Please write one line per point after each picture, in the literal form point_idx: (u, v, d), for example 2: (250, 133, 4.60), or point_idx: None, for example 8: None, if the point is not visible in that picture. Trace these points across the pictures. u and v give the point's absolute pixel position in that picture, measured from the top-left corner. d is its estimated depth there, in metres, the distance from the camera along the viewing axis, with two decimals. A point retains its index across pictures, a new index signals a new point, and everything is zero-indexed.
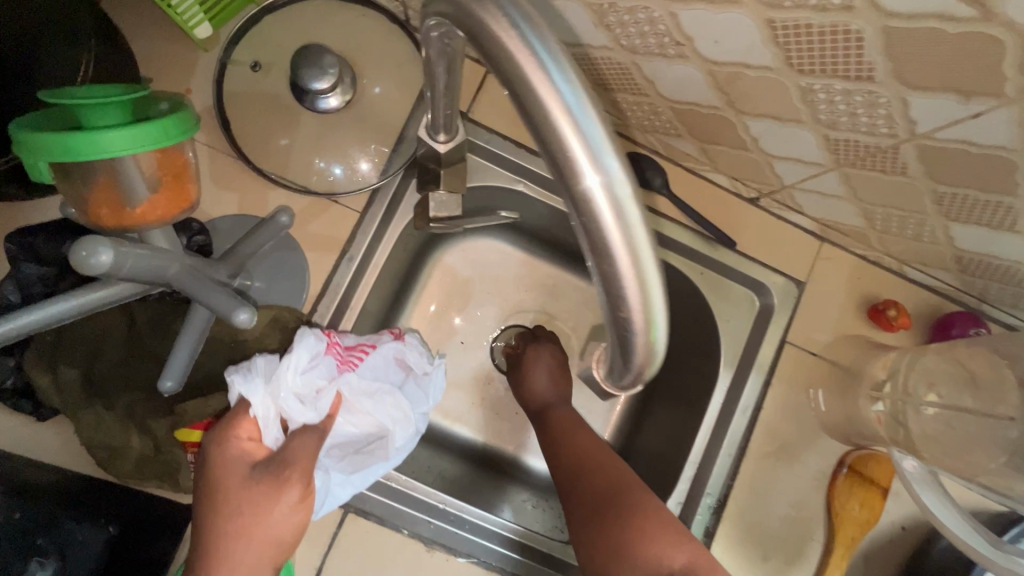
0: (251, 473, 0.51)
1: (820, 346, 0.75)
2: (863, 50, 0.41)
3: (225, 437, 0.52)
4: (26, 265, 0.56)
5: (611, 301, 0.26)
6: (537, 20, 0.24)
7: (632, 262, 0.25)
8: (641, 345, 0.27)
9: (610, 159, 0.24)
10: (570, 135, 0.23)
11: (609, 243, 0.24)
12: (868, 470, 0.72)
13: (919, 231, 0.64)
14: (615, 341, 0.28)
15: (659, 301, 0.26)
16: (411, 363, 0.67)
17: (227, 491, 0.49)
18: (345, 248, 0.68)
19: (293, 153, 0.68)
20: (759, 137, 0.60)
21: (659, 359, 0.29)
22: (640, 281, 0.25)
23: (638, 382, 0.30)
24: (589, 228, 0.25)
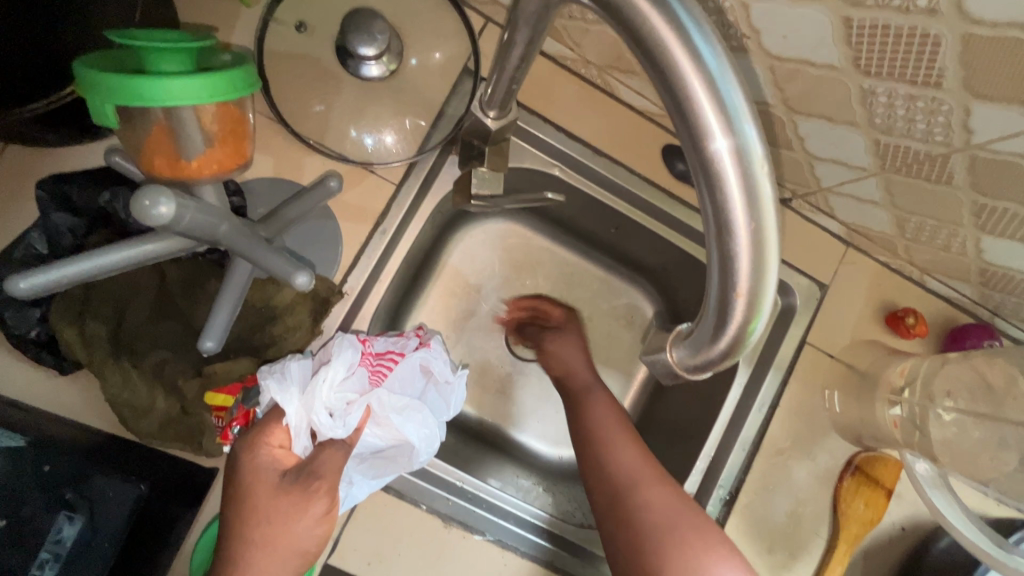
0: (280, 481, 0.53)
1: (838, 349, 0.77)
2: (936, 56, 0.42)
3: (258, 444, 0.53)
4: (58, 214, 0.54)
5: (722, 273, 0.27)
6: None
7: (752, 231, 0.26)
8: (740, 322, 0.28)
9: (744, 127, 0.25)
10: (707, 101, 0.24)
11: (730, 209, 0.25)
12: (876, 472, 0.74)
13: (949, 242, 0.65)
14: (708, 319, 0.29)
15: (769, 276, 0.27)
16: (435, 372, 0.65)
17: (258, 499, 0.51)
18: (379, 220, 0.67)
19: (332, 119, 0.66)
20: (806, 137, 0.61)
21: (749, 343, 0.29)
22: (756, 252, 0.26)
23: (720, 364, 0.30)
24: (714, 195, 0.25)
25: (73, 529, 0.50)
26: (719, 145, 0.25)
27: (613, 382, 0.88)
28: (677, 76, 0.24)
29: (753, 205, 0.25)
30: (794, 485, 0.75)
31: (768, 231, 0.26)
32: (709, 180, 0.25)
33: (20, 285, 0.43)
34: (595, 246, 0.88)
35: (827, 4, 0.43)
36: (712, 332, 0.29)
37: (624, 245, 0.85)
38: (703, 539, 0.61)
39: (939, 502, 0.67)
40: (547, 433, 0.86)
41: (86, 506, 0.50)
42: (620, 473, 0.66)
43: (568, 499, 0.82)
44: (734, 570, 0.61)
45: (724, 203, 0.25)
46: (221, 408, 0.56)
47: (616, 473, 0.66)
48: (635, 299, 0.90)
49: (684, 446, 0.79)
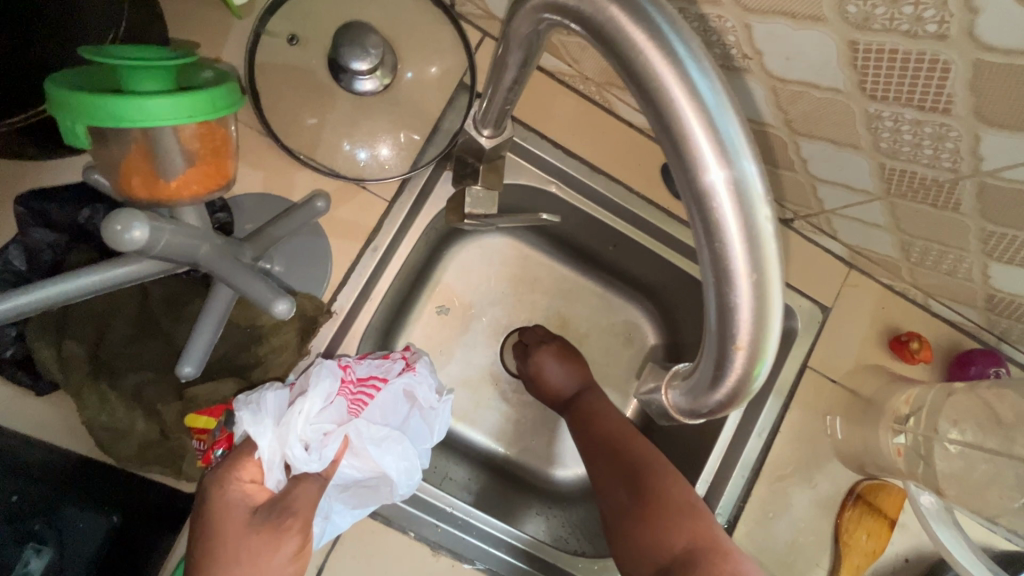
0: (252, 518, 0.50)
1: (840, 373, 0.75)
2: (945, 82, 0.40)
3: (227, 479, 0.50)
4: (35, 230, 0.52)
5: (721, 318, 0.25)
6: (675, 17, 0.23)
7: (753, 273, 0.24)
8: (740, 370, 0.26)
9: (743, 162, 0.23)
10: (702, 133, 0.23)
11: (728, 247, 0.23)
12: (879, 501, 0.72)
13: (955, 267, 0.63)
14: (708, 365, 0.27)
15: (773, 322, 0.25)
16: (420, 397, 0.63)
17: (226, 537, 0.48)
18: (370, 237, 0.65)
19: (323, 134, 0.65)
20: (808, 159, 0.59)
21: (752, 392, 0.27)
22: (758, 296, 0.24)
23: (720, 411, 0.28)
24: (711, 233, 0.24)
25: (40, 563, 0.49)
26: (715, 178, 0.23)
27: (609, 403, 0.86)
28: (670, 106, 0.23)
29: (754, 244, 0.24)
30: (795, 514, 0.72)
31: (771, 270, 0.24)
32: (706, 216, 0.23)
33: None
34: (593, 263, 0.86)
35: (832, 26, 0.41)
36: (711, 378, 0.27)
37: (621, 262, 0.83)
38: (669, 501, 0.60)
39: (945, 534, 0.65)
40: (541, 455, 0.84)
41: (53, 538, 0.50)
42: (587, 442, 0.68)
43: (562, 524, 0.80)
44: (677, 535, 0.58)
45: (722, 240, 0.24)
46: (204, 431, 0.54)
47: (593, 440, 0.68)
48: (632, 317, 0.88)
49: (681, 471, 0.77)
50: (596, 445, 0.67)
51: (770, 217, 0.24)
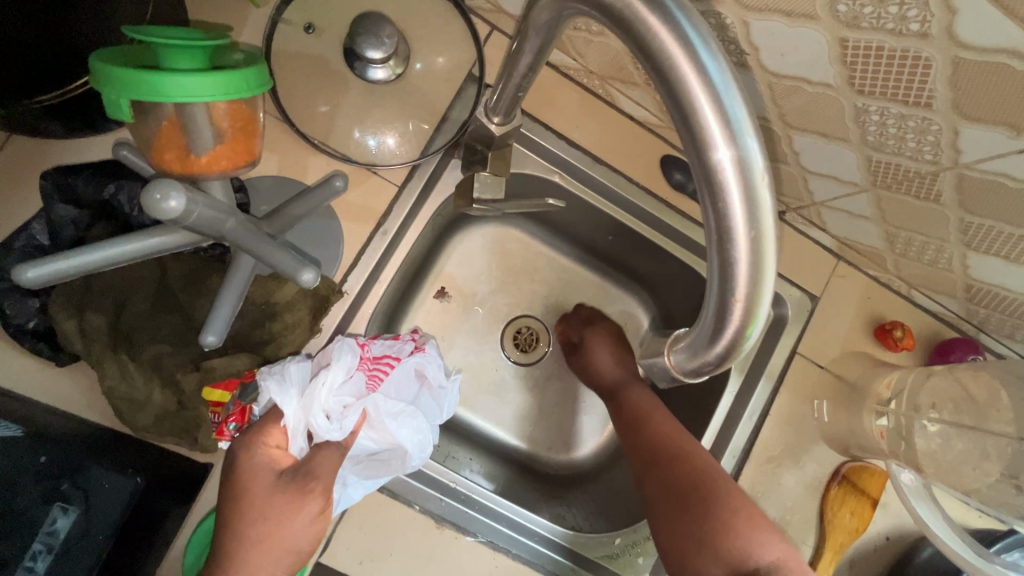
0: (277, 481, 0.53)
1: (828, 359, 0.78)
2: (927, 77, 0.44)
3: (255, 444, 0.53)
4: (60, 205, 0.54)
5: (721, 282, 0.28)
6: (690, 9, 0.25)
7: (752, 241, 0.27)
8: (735, 328, 0.29)
9: (747, 140, 0.26)
10: (712, 114, 0.25)
11: (731, 215, 0.26)
12: (861, 481, 0.75)
13: (936, 257, 0.67)
14: (705, 324, 0.30)
15: (767, 284, 0.28)
16: (429, 376, 0.66)
17: (253, 498, 0.51)
18: (381, 222, 0.68)
19: (336, 120, 0.67)
20: (800, 152, 0.62)
21: (743, 350, 0.30)
22: (755, 262, 0.27)
23: (715, 369, 0.32)
24: (717, 204, 0.27)
25: (67, 521, 0.49)
26: (721, 155, 0.26)
27: None
28: (683, 89, 0.25)
29: (753, 213, 0.27)
30: (782, 493, 0.76)
31: (767, 238, 0.27)
32: (712, 186, 0.26)
33: (27, 275, 0.44)
34: (593, 253, 0.89)
35: (825, 24, 0.44)
36: (708, 336, 0.31)
37: (620, 252, 0.86)
38: (753, 515, 0.62)
39: (924, 511, 0.69)
40: (538, 438, 0.87)
41: (79, 497, 0.49)
42: (648, 440, 0.68)
43: (560, 503, 0.83)
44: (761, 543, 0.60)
45: (726, 210, 0.26)
46: (219, 404, 0.56)
47: (653, 440, 0.68)
48: (629, 305, 0.91)
49: None
50: (661, 451, 0.67)
51: (770, 191, 0.27)
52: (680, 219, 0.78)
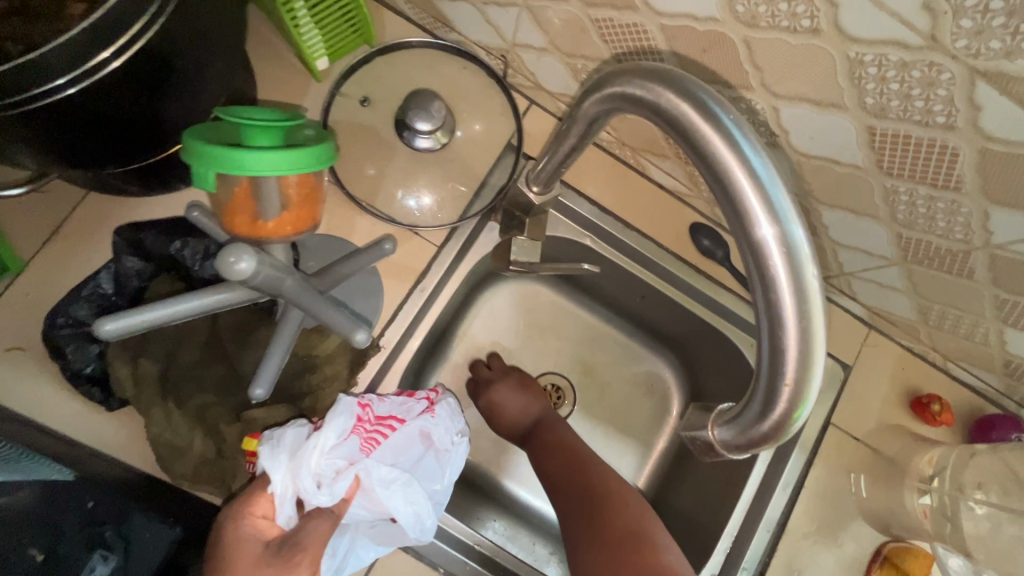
0: (264, 552, 0.51)
1: (863, 432, 0.76)
2: (955, 164, 0.46)
3: (241, 516, 0.52)
4: (129, 259, 0.59)
5: (771, 357, 0.29)
6: (736, 113, 0.29)
7: (800, 319, 0.28)
8: (785, 406, 0.30)
9: (790, 223, 0.28)
10: (755, 200, 0.28)
11: (779, 297, 0.28)
12: (907, 565, 0.72)
13: (971, 331, 0.67)
14: (754, 400, 0.31)
15: (817, 366, 0.29)
16: (435, 439, 0.64)
17: (238, 572, 0.49)
18: (419, 279, 0.71)
19: (382, 184, 0.71)
20: (829, 226, 0.63)
21: (790, 431, 0.31)
22: (804, 338, 0.28)
23: (757, 447, 0.32)
24: (765, 281, 0.29)
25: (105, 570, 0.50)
26: (766, 233, 0.28)
27: (630, 451, 0.88)
28: (731, 184, 0.28)
29: (801, 299, 0.28)
30: (820, 572, 0.73)
31: (815, 323, 0.28)
32: (761, 266, 0.29)
33: (104, 327, 0.47)
34: (619, 313, 0.90)
35: (853, 113, 0.47)
36: (755, 415, 0.31)
37: (647, 314, 0.87)
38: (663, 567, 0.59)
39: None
40: None
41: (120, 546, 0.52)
42: (565, 485, 0.68)
43: None
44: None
45: (774, 288, 0.28)
46: (255, 454, 0.56)
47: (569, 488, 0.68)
48: (655, 366, 0.91)
49: (707, 522, 0.78)
50: (569, 496, 0.67)
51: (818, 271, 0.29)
52: (709, 282, 0.79)
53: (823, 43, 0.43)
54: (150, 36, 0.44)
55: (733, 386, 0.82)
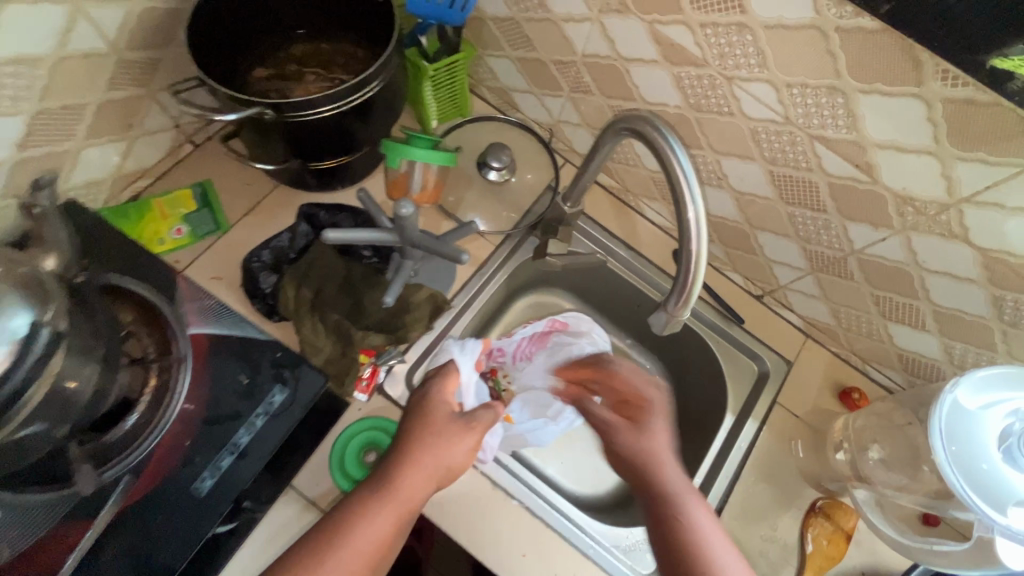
0: (454, 415, 0.77)
1: (802, 412, 1.00)
2: (819, 193, 0.78)
3: (444, 387, 0.79)
4: (303, 225, 0.91)
5: (683, 261, 0.62)
6: (679, 141, 0.60)
7: (697, 245, 0.61)
8: (689, 285, 0.63)
9: (698, 199, 0.59)
10: (684, 185, 0.59)
11: (689, 234, 0.61)
12: (836, 515, 0.92)
13: (871, 329, 0.94)
14: (681, 283, 0.64)
15: (700, 268, 0.62)
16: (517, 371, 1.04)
17: (438, 419, 0.75)
18: (480, 265, 1.02)
19: (461, 203, 1.05)
20: (764, 246, 0.94)
21: (693, 297, 0.64)
22: (698, 253, 0.61)
23: (679, 308, 0.66)
24: (683, 224, 0.61)
25: (280, 397, 0.73)
26: (690, 205, 0.59)
27: None
28: (677, 177, 0.59)
29: (699, 235, 0.61)
30: (767, 514, 0.93)
31: (702, 264, 0.62)
32: (682, 218, 0.61)
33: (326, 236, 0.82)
34: (620, 321, 1.19)
35: (760, 163, 0.80)
36: (679, 288, 0.64)
37: (640, 320, 1.15)
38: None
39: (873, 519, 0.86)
40: (569, 473, 1.07)
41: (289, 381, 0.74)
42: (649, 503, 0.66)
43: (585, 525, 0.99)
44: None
45: (689, 229, 0.61)
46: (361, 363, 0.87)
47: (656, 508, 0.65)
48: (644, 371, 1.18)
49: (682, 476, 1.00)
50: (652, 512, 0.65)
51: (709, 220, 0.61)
52: None
53: (737, 121, 0.77)
54: (366, 92, 0.79)
55: (705, 374, 1.08)
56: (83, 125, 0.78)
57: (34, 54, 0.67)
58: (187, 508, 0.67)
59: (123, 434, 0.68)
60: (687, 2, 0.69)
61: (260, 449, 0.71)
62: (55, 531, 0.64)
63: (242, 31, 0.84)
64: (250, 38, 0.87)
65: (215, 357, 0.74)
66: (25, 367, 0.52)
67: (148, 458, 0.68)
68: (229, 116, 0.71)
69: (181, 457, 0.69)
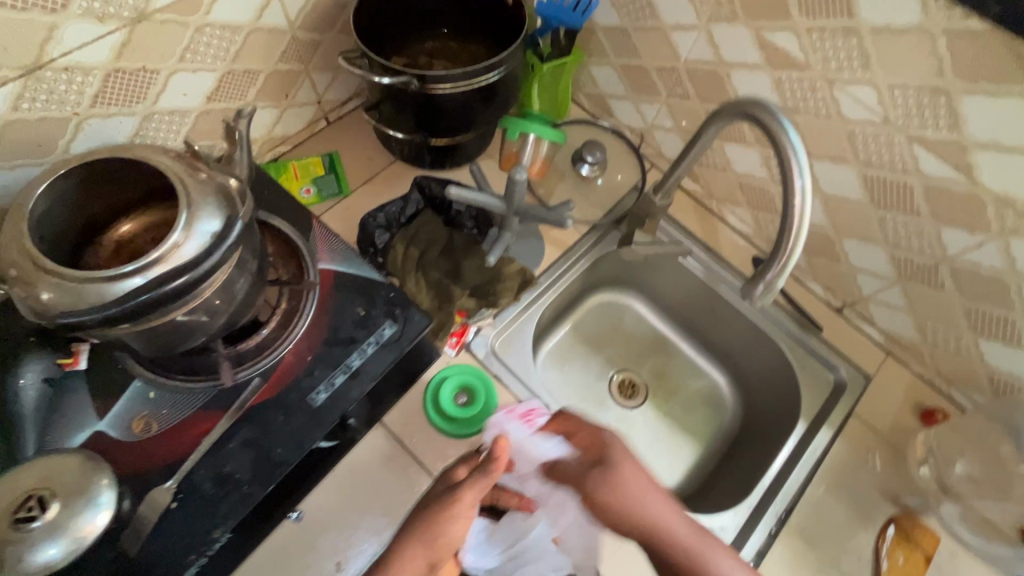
0: (449, 487, 0.70)
1: (880, 427, 0.98)
2: (912, 196, 0.81)
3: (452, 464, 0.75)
4: (416, 194, 1.01)
5: (784, 231, 0.66)
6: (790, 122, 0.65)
7: (799, 217, 0.64)
8: (786, 253, 0.66)
9: (806, 174, 0.64)
10: (792, 161, 0.64)
11: (793, 207, 0.65)
12: (914, 533, 0.89)
13: (960, 346, 0.92)
14: (781, 254, 0.66)
15: (799, 238, 0.65)
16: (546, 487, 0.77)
17: (433, 496, 0.70)
18: (568, 249, 1.08)
19: (552, 193, 1.13)
20: (849, 254, 0.96)
21: (789, 269, 0.67)
22: (798, 227, 0.65)
23: (769, 283, 0.68)
24: (787, 196, 0.65)
25: (389, 331, 0.81)
26: (799, 180, 0.64)
27: (682, 448, 1.16)
28: (785, 153, 0.64)
29: (801, 211, 0.64)
30: (840, 525, 0.91)
31: (802, 235, 0.65)
32: (787, 191, 0.65)
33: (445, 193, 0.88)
34: (689, 325, 1.22)
35: (853, 166, 0.85)
36: (774, 258, 0.67)
37: (711, 324, 1.18)
38: None
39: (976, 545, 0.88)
40: None
41: (397, 318, 0.82)
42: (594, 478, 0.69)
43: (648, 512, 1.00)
44: None
45: (793, 202, 0.65)
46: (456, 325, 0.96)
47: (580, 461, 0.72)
48: (711, 384, 1.22)
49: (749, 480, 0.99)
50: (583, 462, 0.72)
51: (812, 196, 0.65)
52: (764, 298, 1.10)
53: (833, 123, 0.83)
54: (489, 79, 0.88)
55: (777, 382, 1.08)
56: (254, 88, 0.93)
57: (238, 22, 0.82)
58: (302, 414, 0.75)
59: (256, 345, 0.78)
60: (796, 9, 0.77)
61: (368, 373, 0.79)
62: (196, 415, 0.73)
63: (391, 23, 0.98)
64: (393, 32, 1.01)
65: (339, 290, 0.83)
66: (214, 254, 0.61)
67: (274, 368, 0.77)
68: (384, 79, 0.83)
69: (302, 370, 0.78)
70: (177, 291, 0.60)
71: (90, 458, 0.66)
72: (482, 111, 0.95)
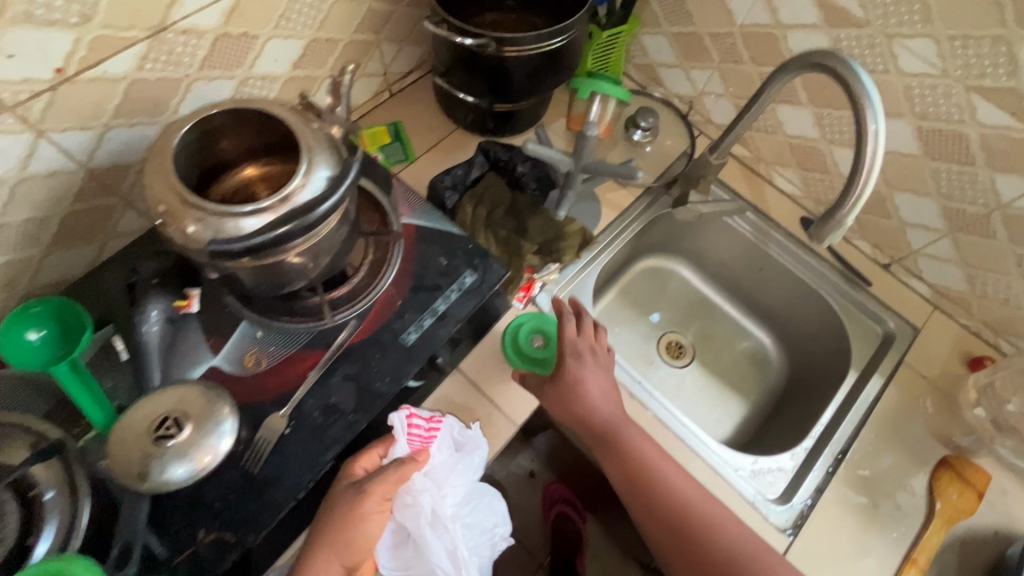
0: (361, 482, 0.72)
1: (930, 375, 1.02)
2: (968, 145, 0.86)
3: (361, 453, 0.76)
4: (480, 157, 1.06)
5: (857, 169, 0.70)
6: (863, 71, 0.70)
7: (872, 156, 0.69)
8: (858, 186, 0.70)
9: (880, 117, 0.69)
10: (865, 108, 0.69)
11: (867, 146, 0.69)
12: (966, 472, 0.93)
13: (1009, 294, 0.96)
14: (854, 189, 0.70)
15: (870, 175, 0.70)
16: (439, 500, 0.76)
17: (343, 494, 0.71)
18: (623, 210, 1.13)
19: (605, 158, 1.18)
20: (900, 209, 1.00)
21: (861, 202, 0.71)
22: (869, 166, 0.69)
23: (841, 218, 0.72)
24: (862, 134, 0.69)
25: (470, 279, 0.87)
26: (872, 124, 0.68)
27: (732, 402, 1.21)
28: (860, 97, 0.69)
29: (873, 150, 0.69)
30: (895, 465, 0.95)
31: (873, 176, 0.69)
32: (861, 132, 0.69)
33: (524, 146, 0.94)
34: (736, 286, 1.27)
35: (908, 119, 0.89)
36: (846, 192, 0.71)
37: (758, 284, 1.22)
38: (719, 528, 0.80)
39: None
40: None
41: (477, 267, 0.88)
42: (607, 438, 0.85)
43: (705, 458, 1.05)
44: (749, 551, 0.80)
45: (867, 142, 0.69)
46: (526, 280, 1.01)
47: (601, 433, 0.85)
48: (756, 344, 1.26)
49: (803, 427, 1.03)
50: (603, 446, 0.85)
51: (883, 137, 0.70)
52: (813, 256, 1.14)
53: (891, 78, 0.87)
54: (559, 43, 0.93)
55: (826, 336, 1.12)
56: (333, 56, 0.98)
57: None
58: (397, 352, 0.81)
59: (349, 291, 0.84)
60: None
61: (454, 316, 0.84)
62: (300, 353, 0.79)
63: None
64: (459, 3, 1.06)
65: (422, 242, 0.89)
66: (336, 193, 0.66)
67: (367, 311, 0.83)
68: (467, 41, 0.88)
69: (393, 313, 0.83)
70: (283, 237, 0.64)
71: (211, 387, 0.72)
72: (547, 76, 0.99)
